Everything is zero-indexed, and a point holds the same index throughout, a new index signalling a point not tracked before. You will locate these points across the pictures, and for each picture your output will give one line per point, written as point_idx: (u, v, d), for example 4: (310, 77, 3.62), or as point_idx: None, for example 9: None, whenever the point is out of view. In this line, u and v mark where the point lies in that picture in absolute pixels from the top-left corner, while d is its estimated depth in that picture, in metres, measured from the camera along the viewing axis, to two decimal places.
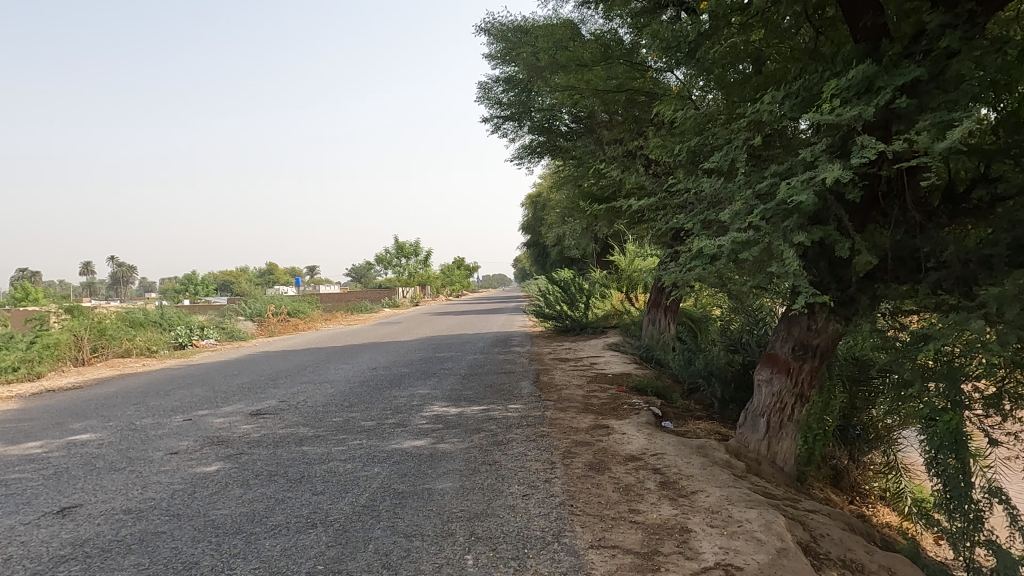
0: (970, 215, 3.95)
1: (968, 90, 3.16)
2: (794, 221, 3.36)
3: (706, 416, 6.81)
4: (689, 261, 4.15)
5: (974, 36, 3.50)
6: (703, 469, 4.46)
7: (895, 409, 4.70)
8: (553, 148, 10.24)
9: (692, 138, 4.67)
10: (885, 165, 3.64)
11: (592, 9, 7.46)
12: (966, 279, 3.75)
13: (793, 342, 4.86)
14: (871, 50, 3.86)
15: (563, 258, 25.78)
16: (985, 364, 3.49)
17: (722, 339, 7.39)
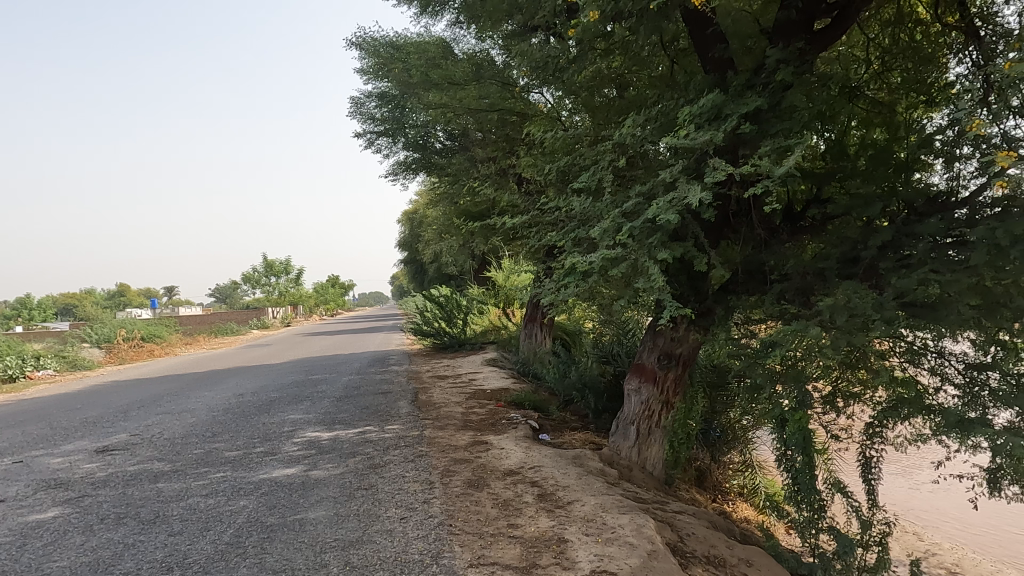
0: (806, 232, 4.38)
1: (801, 120, 3.51)
2: (655, 239, 3.55)
3: (581, 426, 7.01)
4: (561, 276, 4.27)
5: (804, 71, 3.90)
6: (579, 478, 4.59)
7: (750, 410, 5.09)
8: (428, 164, 10.22)
9: (561, 158, 4.84)
10: (734, 186, 3.96)
11: (464, 29, 7.57)
12: (804, 290, 4.16)
13: (658, 352, 5.13)
14: (720, 80, 4.19)
15: (440, 274, 25.68)
16: (822, 366, 3.87)
17: (595, 350, 7.68)
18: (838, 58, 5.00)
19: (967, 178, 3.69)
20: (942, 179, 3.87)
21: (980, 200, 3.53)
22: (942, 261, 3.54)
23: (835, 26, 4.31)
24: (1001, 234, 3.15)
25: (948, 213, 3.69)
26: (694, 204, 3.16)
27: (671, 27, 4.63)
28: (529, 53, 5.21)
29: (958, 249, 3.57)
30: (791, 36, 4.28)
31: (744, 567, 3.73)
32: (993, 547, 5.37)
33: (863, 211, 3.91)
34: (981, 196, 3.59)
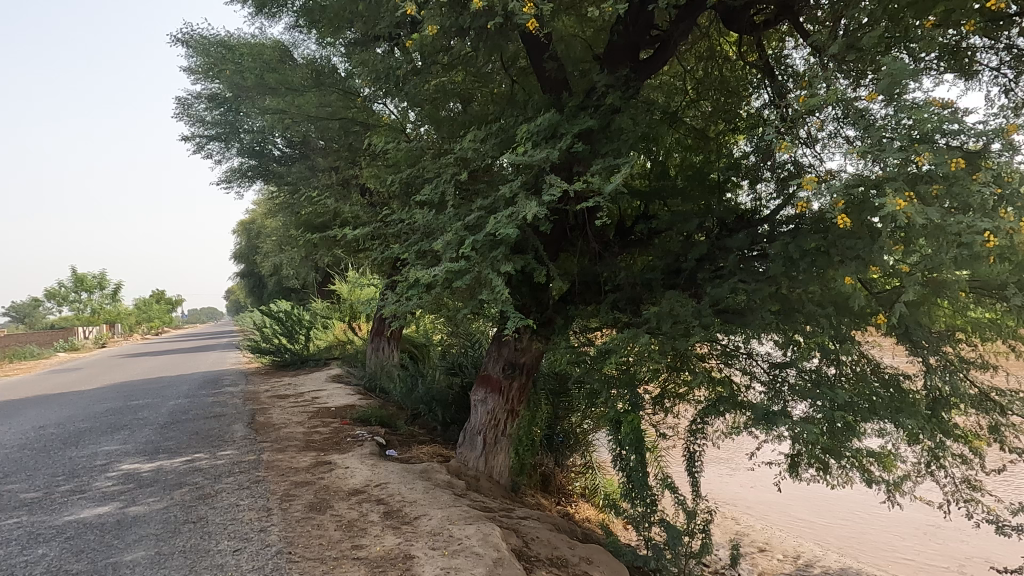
0: (636, 244, 4.70)
1: (628, 142, 3.77)
2: (497, 252, 3.63)
3: (429, 439, 6.97)
4: (405, 289, 4.23)
5: (630, 96, 4.20)
6: (426, 492, 4.54)
7: (589, 415, 5.35)
8: (265, 172, 9.72)
9: (405, 170, 4.81)
10: (570, 201, 4.16)
11: (303, 34, 7.32)
12: (635, 299, 4.46)
13: (503, 362, 5.23)
14: (555, 100, 4.40)
15: (281, 288, 24.43)
16: (652, 370, 4.16)
17: (442, 362, 7.69)
18: (660, 86, 5.46)
19: (767, 198, 4.15)
20: (748, 199, 4.34)
21: (778, 218, 4.00)
22: (748, 272, 3.97)
23: (656, 58, 4.71)
24: (794, 248, 3.59)
25: (753, 229, 4.14)
26: (532, 218, 3.28)
27: (510, 46, 4.80)
28: (371, 62, 5.14)
29: (761, 262, 4.01)
30: (618, 64, 4.62)
31: (585, 565, 3.90)
32: (797, 525, 6.05)
33: (683, 226, 4.28)
34: (778, 216, 4.07)
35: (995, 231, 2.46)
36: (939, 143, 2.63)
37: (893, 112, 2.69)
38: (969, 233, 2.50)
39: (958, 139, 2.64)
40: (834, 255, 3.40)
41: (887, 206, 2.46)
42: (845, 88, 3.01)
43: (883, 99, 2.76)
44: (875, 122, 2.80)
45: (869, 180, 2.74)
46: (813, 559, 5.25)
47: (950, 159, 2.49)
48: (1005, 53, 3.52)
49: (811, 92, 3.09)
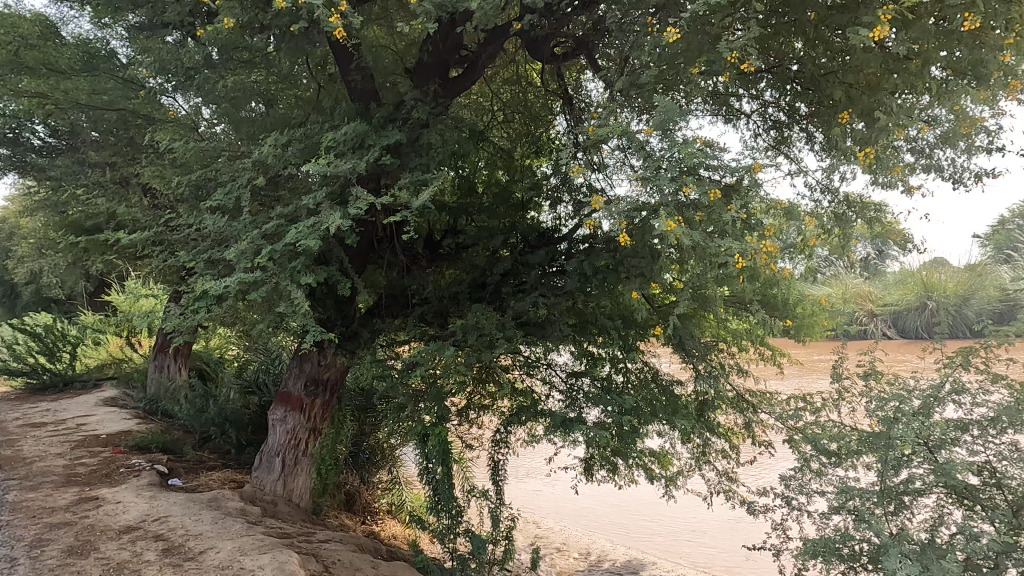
0: (444, 259, 4.75)
1: (436, 158, 3.82)
2: (298, 263, 3.46)
3: (221, 464, 6.41)
4: (192, 302, 3.86)
5: (439, 112, 4.26)
6: (214, 523, 4.17)
7: (396, 430, 5.28)
8: (21, 164, 8.35)
9: (195, 170, 4.41)
10: (377, 213, 4.10)
11: (73, 10, 6.43)
12: (442, 313, 4.51)
13: (305, 378, 4.98)
14: (363, 111, 4.33)
15: (40, 298, 21.05)
16: (458, 382, 4.22)
17: (237, 379, 7.13)
18: (468, 105, 5.61)
19: (565, 218, 4.43)
20: (549, 217, 4.51)
21: (574, 237, 4.28)
22: (549, 288, 4.19)
23: (464, 78, 4.83)
24: (588, 265, 3.87)
25: (553, 246, 4.39)
26: (336, 230, 3.17)
27: (316, 51, 4.62)
28: (156, 49, 4.64)
29: (560, 277, 4.26)
30: (427, 80, 4.67)
31: None
32: (589, 523, 6.47)
33: (488, 242, 4.42)
34: (575, 234, 4.36)
35: (745, 253, 2.86)
36: (703, 176, 3.01)
37: (666, 146, 3.01)
38: (725, 255, 2.88)
39: (718, 173, 3.03)
40: (621, 272, 3.72)
41: (662, 228, 2.75)
42: (628, 122, 3.33)
43: (658, 134, 3.09)
44: (652, 154, 3.13)
45: (648, 205, 3.04)
46: (604, 554, 5.64)
47: (712, 191, 2.85)
48: (755, 104, 4.12)
49: (601, 123, 3.37)
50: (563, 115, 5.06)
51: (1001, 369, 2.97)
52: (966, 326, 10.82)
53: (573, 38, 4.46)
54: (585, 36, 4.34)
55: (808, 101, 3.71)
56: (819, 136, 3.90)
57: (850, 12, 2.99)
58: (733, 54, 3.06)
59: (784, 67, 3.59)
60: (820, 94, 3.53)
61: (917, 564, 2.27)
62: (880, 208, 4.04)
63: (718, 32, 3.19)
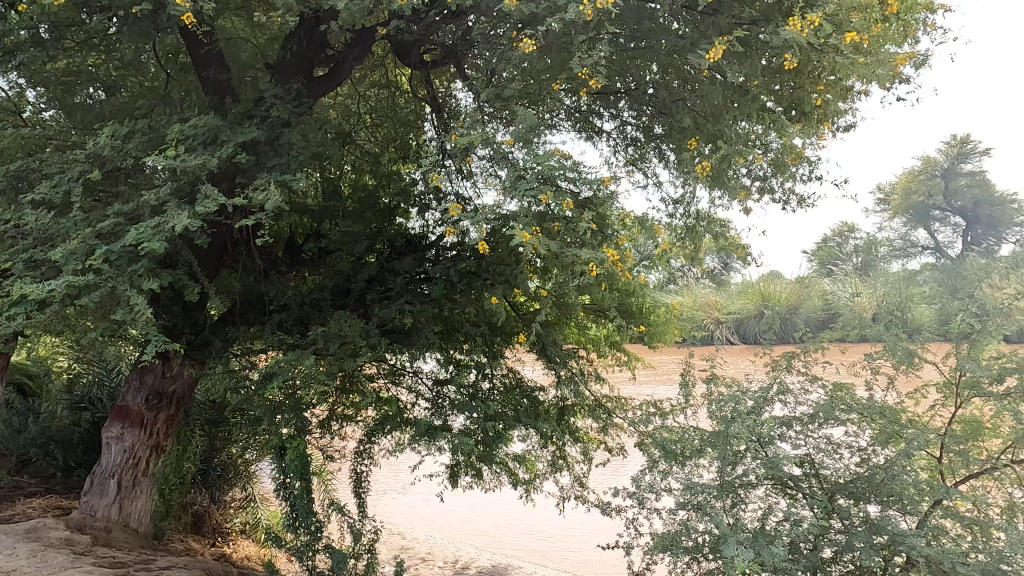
0: (306, 263, 4.56)
1: (297, 158, 3.67)
2: (138, 265, 3.18)
3: (43, 489, 5.72)
4: (8, 307, 3.42)
5: (302, 111, 4.10)
6: (32, 556, 3.70)
7: (251, 444, 4.99)
8: None
9: (15, 159, 3.92)
10: (231, 214, 3.86)
11: None
12: (302, 320, 4.33)
13: (147, 392, 4.58)
14: (218, 105, 4.07)
15: None
16: (320, 392, 4.06)
17: (65, 393, 6.41)
18: (333, 106, 5.45)
19: (433, 225, 4.42)
20: (417, 224, 4.52)
21: (442, 244, 4.29)
22: (415, 295, 4.16)
23: (330, 77, 4.69)
24: (454, 272, 3.88)
25: (420, 252, 4.36)
26: (182, 231, 2.94)
27: (163, 37, 4.28)
28: None
29: (426, 284, 4.25)
30: (289, 77, 4.47)
31: None
32: (453, 530, 6.47)
33: (352, 247, 4.29)
34: (442, 241, 4.36)
35: (600, 262, 3.00)
36: (562, 187, 3.12)
37: (527, 157, 3.10)
38: (581, 264, 3.02)
39: (576, 185, 3.15)
40: (486, 279, 3.77)
41: (521, 237, 2.83)
42: (493, 132, 3.38)
43: (520, 145, 3.17)
44: (515, 165, 3.20)
45: (509, 214, 3.12)
46: (467, 562, 5.66)
47: (569, 202, 2.97)
48: (613, 122, 4.34)
49: (467, 131, 3.39)
50: (432, 122, 5.06)
51: (819, 370, 3.33)
52: (794, 332, 12.05)
53: (442, 46, 4.47)
54: (454, 45, 4.37)
55: (659, 122, 3.97)
56: (670, 156, 4.19)
57: (695, 44, 3.24)
58: (591, 73, 3.21)
59: (638, 89, 3.82)
60: (670, 117, 3.79)
61: (752, 550, 2.45)
62: (722, 225, 4.40)
63: (578, 51, 3.34)
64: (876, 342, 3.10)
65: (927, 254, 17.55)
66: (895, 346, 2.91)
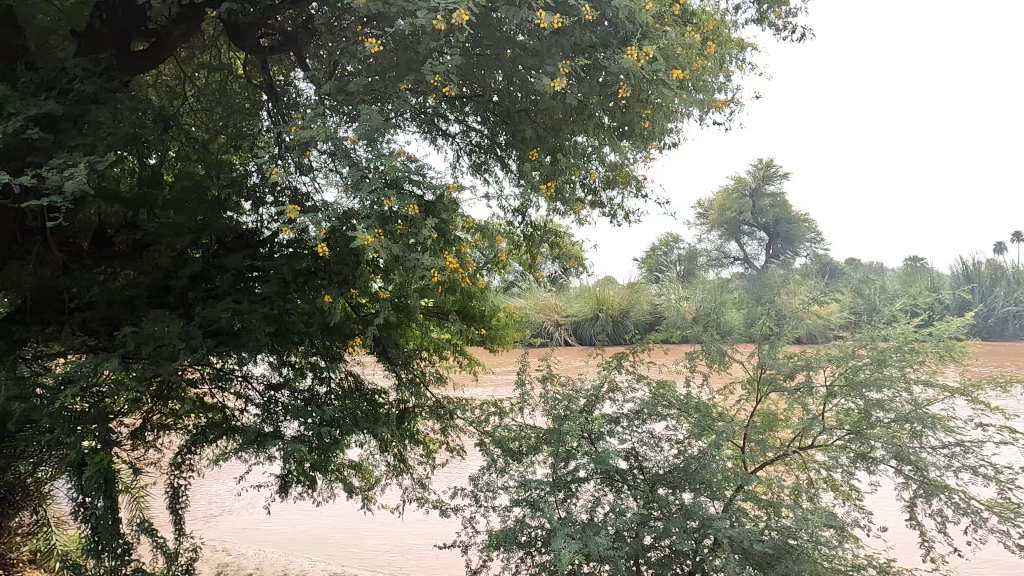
0: (117, 257, 4.10)
1: (107, 138, 3.28)
2: None
3: None
4: None
5: (114, 87, 3.67)
6: None
7: (44, 459, 4.37)
8: None
9: None
10: (22, 198, 3.37)
11: None
12: (112, 319, 3.88)
13: None
14: (8, 72, 3.54)
15: None
16: (130, 399, 3.65)
17: None
18: (156, 85, 4.97)
19: (268, 220, 4.16)
20: (251, 219, 4.22)
21: (276, 241, 4.04)
22: (244, 293, 3.88)
23: (152, 54, 4.26)
24: (288, 270, 3.67)
25: (252, 248, 4.07)
26: None
27: None
28: None
29: (259, 283, 3.98)
30: (100, 48, 4.04)
31: None
32: (274, 548, 5.98)
33: (173, 240, 3.91)
34: (278, 238, 4.11)
35: (441, 266, 3.00)
36: (406, 190, 3.07)
37: (370, 157, 3.02)
38: (423, 269, 3.00)
39: (420, 188, 3.12)
40: (324, 279, 3.61)
41: (362, 239, 2.74)
42: (334, 128, 3.26)
43: (364, 143, 3.09)
44: (357, 163, 3.10)
45: (350, 214, 3.02)
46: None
47: (412, 204, 2.93)
48: (457, 127, 4.35)
49: (306, 124, 3.23)
50: (269, 111, 4.78)
51: (644, 370, 3.57)
52: (624, 334, 12.85)
53: (282, 33, 4.25)
54: (295, 33, 4.17)
55: (503, 131, 4.05)
56: (512, 164, 4.28)
57: (539, 58, 3.34)
58: (436, 77, 3.19)
59: (484, 96, 3.86)
60: (513, 127, 3.88)
61: (579, 542, 2.55)
62: (560, 233, 4.58)
63: (424, 54, 3.31)
64: (693, 344, 3.37)
65: (738, 265, 19.58)
66: (709, 346, 3.19)
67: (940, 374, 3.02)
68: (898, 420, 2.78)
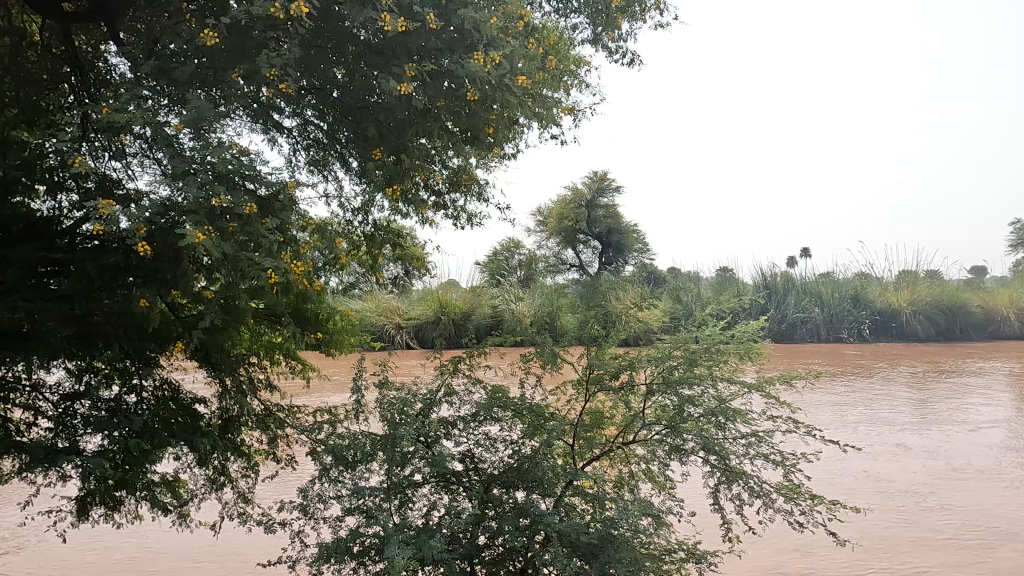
0: None
1: None
2: None
3: None
4: None
5: None
6: None
7: None
8: None
9: None
10: None
11: None
12: None
13: None
14: None
15: None
16: None
17: None
18: None
19: (69, 209, 3.68)
20: (46, 206, 3.71)
21: (79, 232, 3.59)
22: (36, 290, 3.39)
23: None
24: (93, 266, 3.26)
25: (47, 239, 3.58)
26: None
27: None
28: None
29: (55, 279, 3.51)
30: None
31: None
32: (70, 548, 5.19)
33: None
34: (81, 229, 3.65)
35: (275, 268, 2.85)
36: (237, 185, 2.88)
37: (198, 148, 2.79)
38: (255, 270, 2.82)
39: (253, 183, 2.93)
40: (137, 277, 3.26)
41: (186, 238, 2.52)
42: (154, 112, 2.96)
43: (191, 131, 2.84)
44: (182, 154, 2.85)
45: (174, 207, 2.76)
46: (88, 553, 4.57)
47: (247, 202, 2.74)
48: (294, 121, 4.14)
49: (120, 105, 2.90)
50: (72, 83, 4.26)
51: (481, 372, 3.63)
52: (465, 337, 13.00)
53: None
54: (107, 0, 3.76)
55: (343, 129, 3.92)
56: (353, 162, 4.15)
57: (384, 60, 3.32)
58: (274, 69, 3.02)
59: (325, 91, 3.71)
60: (355, 125, 3.77)
61: (413, 547, 2.51)
62: (401, 236, 4.52)
63: (259, 43, 3.13)
64: (528, 346, 3.49)
65: (574, 272, 20.59)
66: (543, 348, 3.33)
67: (740, 371, 3.39)
68: (707, 415, 3.07)
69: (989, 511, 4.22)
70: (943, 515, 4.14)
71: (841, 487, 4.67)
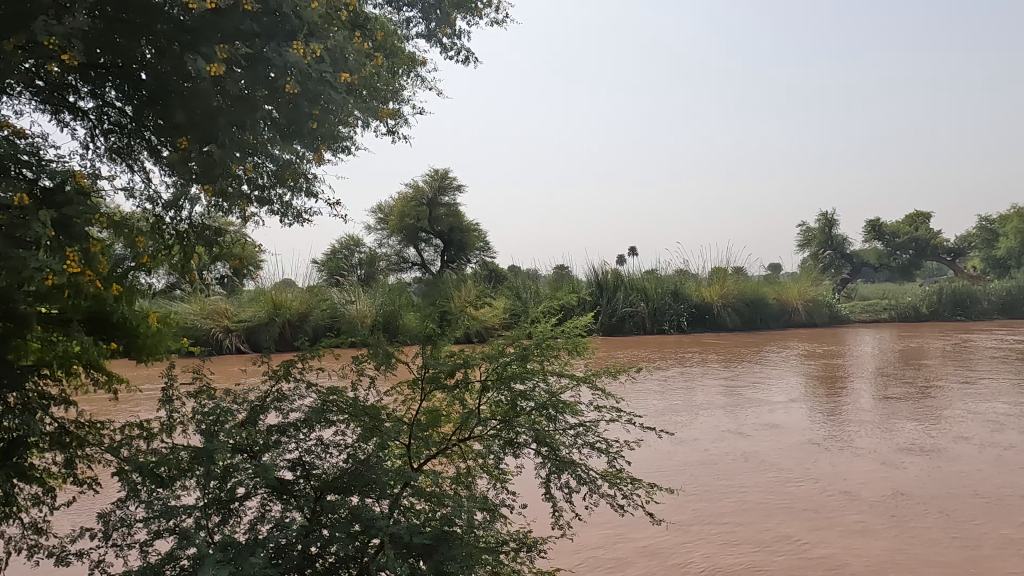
0: None
1: None
2: None
3: None
4: None
5: None
6: None
7: None
8: None
9: None
10: None
11: None
12: None
13: None
14: None
15: None
16: None
17: None
18: None
19: None
20: None
21: None
22: None
23: None
24: None
25: None
26: None
27: None
28: None
29: None
30: None
31: None
32: None
33: None
34: None
35: (61, 269, 2.49)
36: (12, 173, 2.62)
37: None
38: (34, 269, 2.47)
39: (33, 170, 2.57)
40: None
41: None
42: None
43: None
44: None
45: None
46: None
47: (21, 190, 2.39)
48: (91, 101, 3.70)
49: None
50: None
51: (312, 376, 3.48)
52: (302, 338, 12.44)
53: None
54: None
55: (151, 113, 3.54)
56: (163, 152, 3.76)
57: (197, 41, 3.07)
58: (54, 38, 2.65)
59: (128, 69, 3.32)
60: (163, 111, 3.44)
61: (230, 567, 2.31)
62: (223, 232, 4.18)
63: (41, 10, 2.75)
64: (361, 347, 3.41)
65: (415, 271, 20.46)
66: (376, 349, 3.23)
67: (570, 365, 3.56)
68: (538, 408, 3.18)
69: (787, 479, 4.81)
70: (748, 487, 4.63)
71: (663, 470, 5.05)
